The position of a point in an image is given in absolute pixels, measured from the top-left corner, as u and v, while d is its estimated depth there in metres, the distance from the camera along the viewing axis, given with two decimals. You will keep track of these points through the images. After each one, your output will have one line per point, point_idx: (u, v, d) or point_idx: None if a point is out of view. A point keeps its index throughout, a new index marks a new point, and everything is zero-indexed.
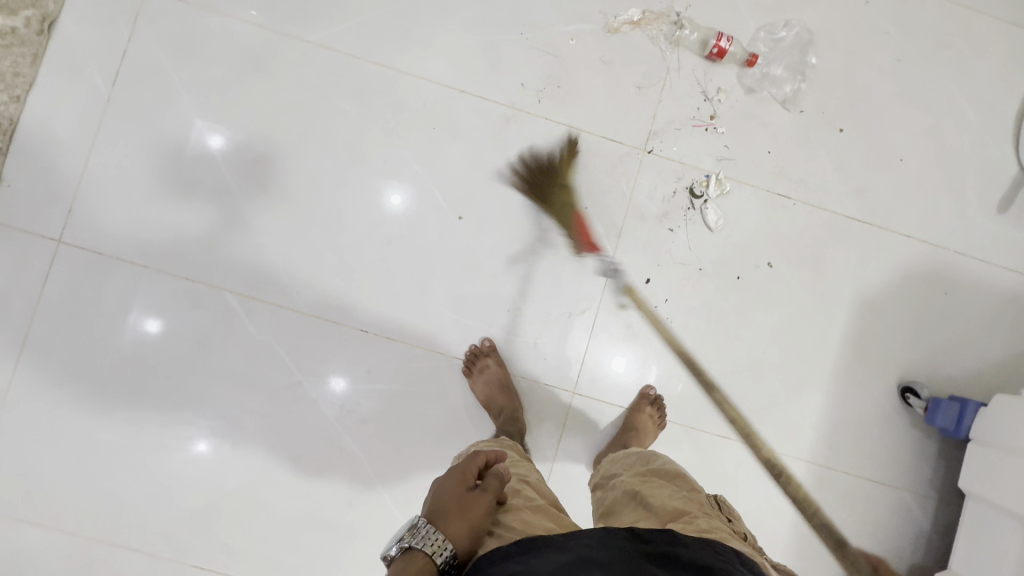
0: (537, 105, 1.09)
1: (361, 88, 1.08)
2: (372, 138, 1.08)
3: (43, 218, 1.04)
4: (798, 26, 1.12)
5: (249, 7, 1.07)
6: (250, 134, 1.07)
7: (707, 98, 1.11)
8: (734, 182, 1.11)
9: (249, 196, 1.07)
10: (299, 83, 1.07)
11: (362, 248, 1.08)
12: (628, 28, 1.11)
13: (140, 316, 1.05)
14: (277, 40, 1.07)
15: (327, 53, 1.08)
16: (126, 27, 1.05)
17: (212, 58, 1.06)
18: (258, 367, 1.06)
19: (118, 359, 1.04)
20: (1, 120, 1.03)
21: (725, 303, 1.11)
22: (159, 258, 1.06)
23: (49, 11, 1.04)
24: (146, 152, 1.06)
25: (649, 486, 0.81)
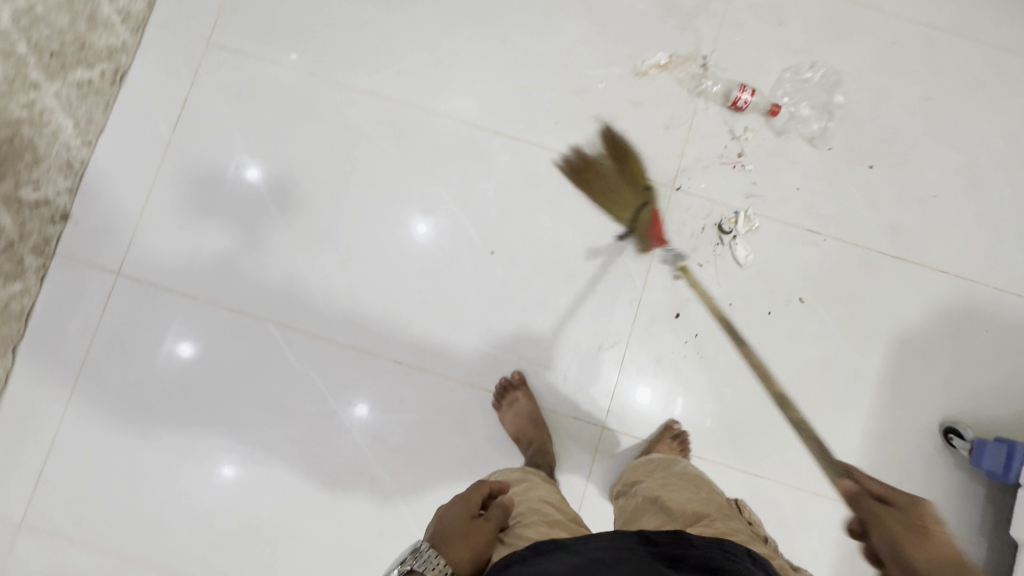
0: (567, 144, 1.14)
1: (401, 129, 1.14)
2: (410, 176, 1.13)
3: (105, 251, 1.11)
4: (825, 66, 1.14)
5: (289, 52, 1.15)
6: (296, 173, 1.14)
7: (735, 137, 1.14)
8: (763, 217, 1.12)
9: (285, 228, 1.13)
10: (342, 126, 1.14)
11: (397, 281, 1.12)
12: (656, 71, 1.15)
13: (177, 340, 1.10)
14: (324, 86, 1.15)
15: (369, 98, 1.15)
16: (189, 76, 1.15)
17: (264, 103, 1.15)
18: (291, 396, 1.09)
19: (157, 382, 1.09)
20: (73, 161, 1.12)
21: (757, 337, 1.10)
22: (198, 287, 1.12)
23: (122, 64, 1.14)
24: (192, 188, 1.13)
25: (669, 492, 0.83)
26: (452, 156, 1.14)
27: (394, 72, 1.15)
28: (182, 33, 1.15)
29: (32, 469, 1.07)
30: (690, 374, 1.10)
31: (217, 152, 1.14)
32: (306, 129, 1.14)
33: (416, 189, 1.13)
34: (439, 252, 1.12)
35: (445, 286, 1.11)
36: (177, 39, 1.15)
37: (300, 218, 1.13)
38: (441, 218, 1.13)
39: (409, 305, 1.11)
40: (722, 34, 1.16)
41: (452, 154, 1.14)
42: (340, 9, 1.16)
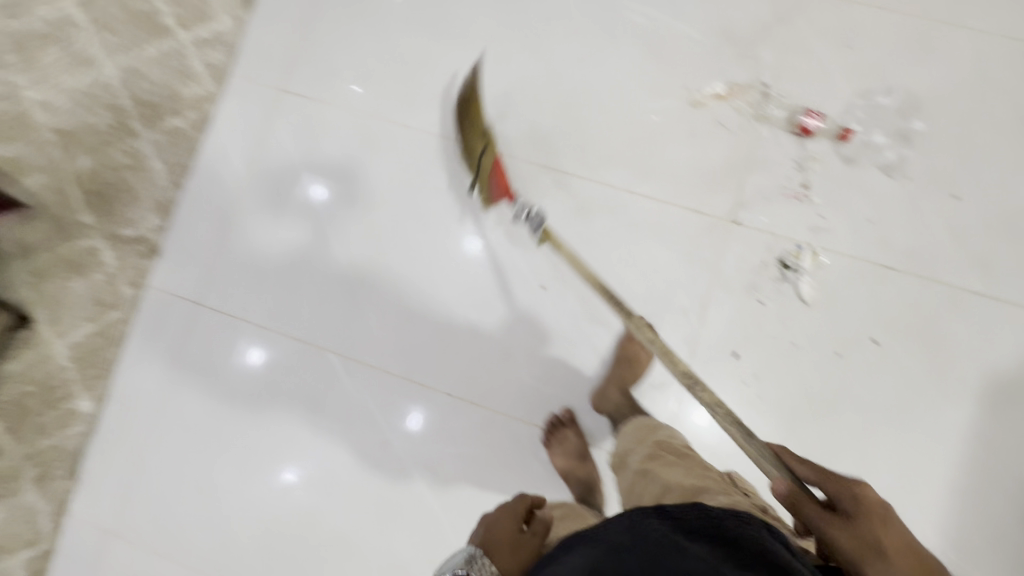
0: (620, 178, 1.13)
1: (456, 168, 1.19)
2: (464, 212, 1.17)
3: (190, 284, 1.22)
4: (901, 90, 1.07)
5: (354, 84, 1.23)
6: (358, 209, 1.20)
7: (799, 167, 1.08)
8: (830, 253, 1.06)
9: (346, 254, 1.19)
10: (401, 165, 1.20)
11: (451, 314, 1.15)
12: (713, 101, 1.12)
13: (250, 344, 1.19)
14: (384, 128, 1.21)
15: (427, 137, 1.20)
16: (264, 122, 1.24)
17: (330, 144, 1.22)
18: (348, 415, 1.14)
19: (230, 387, 1.18)
20: (165, 202, 1.23)
21: (823, 380, 1.04)
22: (269, 301, 1.20)
23: (207, 112, 1.25)
24: (265, 210, 1.22)
25: (665, 463, 0.85)
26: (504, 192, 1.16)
27: (450, 112, 1.20)
28: (260, 82, 1.25)
29: (125, 482, 1.18)
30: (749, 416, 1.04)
31: (286, 182, 1.22)
32: (369, 166, 1.21)
33: (470, 225, 1.17)
34: (492, 286, 1.14)
35: (497, 319, 1.14)
36: (256, 88, 1.25)
37: (361, 246, 1.19)
38: (494, 253, 1.15)
39: (461, 338, 1.14)
40: (785, 60, 1.11)
41: (504, 189, 1.16)
42: (400, 52, 1.22)
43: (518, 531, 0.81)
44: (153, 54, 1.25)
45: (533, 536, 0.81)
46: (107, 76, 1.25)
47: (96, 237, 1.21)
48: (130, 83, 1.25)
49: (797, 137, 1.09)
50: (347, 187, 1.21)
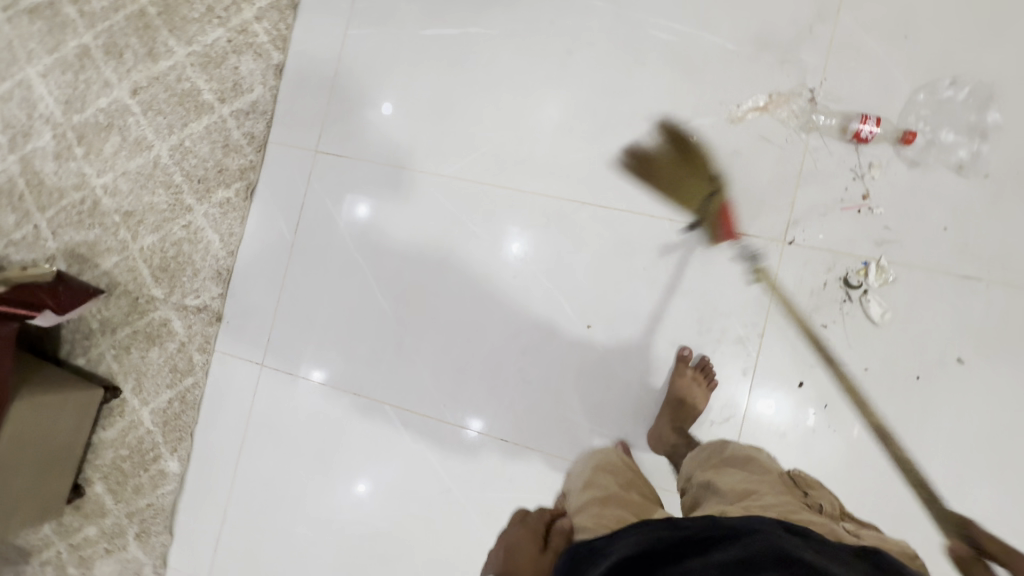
0: (660, 207, 1.08)
1: (492, 211, 1.17)
2: (503, 256, 1.16)
3: (251, 347, 1.28)
4: (971, 79, 0.96)
5: (384, 103, 1.24)
6: (400, 263, 1.22)
7: (858, 175, 1.00)
8: (900, 267, 0.97)
9: (397, 291, 1.22)
10: (437, 215, 1.20)
11: (500, 360, 1.15)
12: (754, 114, 1.05)
13: (315, 365, 1.25)
14: (417, 178, 1.22)
15: (460, 182, 1.19)
16: (304, 184, 1.28)
17: (368, 201, 1.24)
18: (406, 439, 1.19)
19: (298, 410, 1.25)
20: (222, 271, 1.29)
21: (902, 404, 0.97)
22: (328, 330, 1.25)
23: (251, 180, 1.29)
24: (318, 245, 1.26)
25: (719, 475, 0.89)
26: (541, 231, 1.14)
27: (480, 153, 1.18)
28: (294, 143, 1.29)
29: (214, 535, 1.27)
30: (820, 447, 0.99)
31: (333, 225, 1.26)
32: (406, 218, 1.22)
33: (511, 268, 1.15)
34: (538, 329, 1.13)
35: (546, 362, 1.13)
36: (291, 150, 1.29)
37: (410, 285, 1.21)
38: (537, 296, 1.14)
39: (513, 381, 1.14)
40: (833, 61, 1.02)
41: (541, 228, 1.14)
42: (426, 100, 1.22)
43: (539, 553, 0.85)
44: (198, 130, 1.32)
45: (552, 552, 0.83)
46: (160, 156, 1.34)
47: (166, 308, 1.30)
48: (181, 161, 1.32)
49: (852, 144, 1.01)
50: (393, 228, 1.23)
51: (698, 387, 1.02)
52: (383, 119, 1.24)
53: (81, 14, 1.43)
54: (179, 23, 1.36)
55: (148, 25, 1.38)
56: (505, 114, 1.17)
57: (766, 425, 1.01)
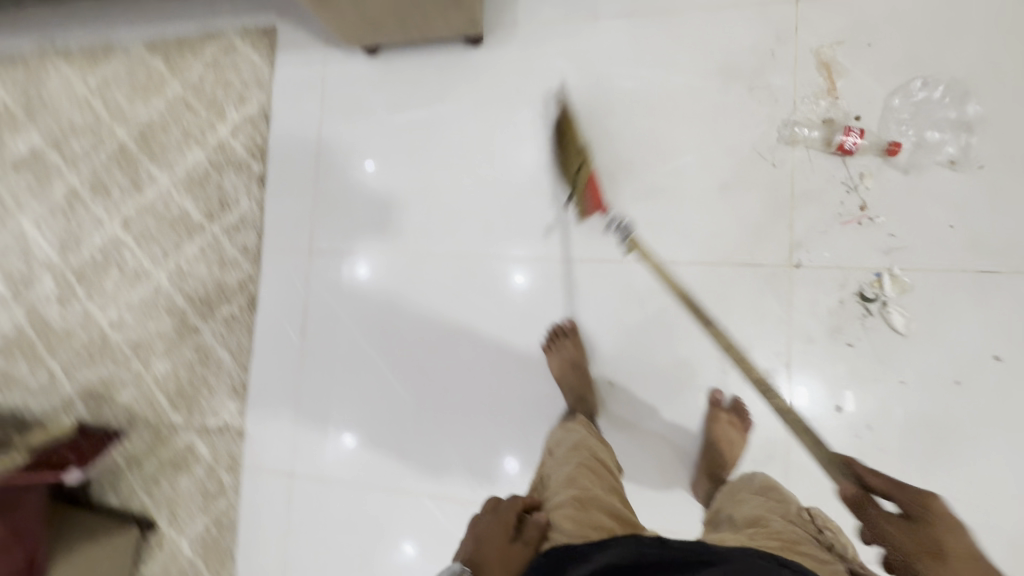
0: (660, 252, 1.06)
1: (492, 282, 1.14)
2: (512, 327, 1.14)
3: (277, 459, 1.26)
4: (947, 75, 0.95)
5: (366, 161, 1.24)
6: (408, 350, 1.19)
7: (851, 187, 0.99)
8: (915, 273, 0.95)
9: (415, 363, 1.19)
10: (435, 295, 1.18)
11: (528, 432, 1.13)
12: (734, 145, 1.05)
13: (344, 430, 1.23)
14: (411, 262, 1.20)
15: (456, 259, 1.17)
16: (301, 286, 1.27)
17: (365, 293, 1.22)
18: (449, 527, 1.16)
19: (331, 479, 1.23)
20: (238, 386, 1.29)
21: (947, 412, 0.94)
22: (351, 401, 1.23)
23: (252, 291, 1.30)
24: (330, 321, 1.25)
25: (739, 501, 0.90)
26: (546, 294, 1.12)
27: (471, 226, 1.16)
28: (286, 248, 1.29)
29: None
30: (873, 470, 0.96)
31: (340, 307, 1.24)
32: (410, 298, 1.19)
33: (523, 337, 1.13)
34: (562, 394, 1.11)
35: None
36: (284, 255, 1.29)
37: (426, 354, 1.18)
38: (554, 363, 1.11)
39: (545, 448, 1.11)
40: (803, 80, 1.02)
41: (545, 292, 1.12)
42: (406, 184, 1.21)
43: (507, 544, 0.80)
44: (193, 251, 1.34)
45: (528, 544, 0.81)
46: (161, 282, 1.35)
47: (189, 433, 1.30)
48: (181, 284, 1.34)
49: (840, 158, 0.99)
50: (401, 303, 1.20)
51: (738, 434, 1.01)
52: (370, 208, 1.23)
53: (63, 158, 1.46)
54: (158, 151, 1.39)
55: (129, 158, 1.41)
56: (488, 183, 1.16)
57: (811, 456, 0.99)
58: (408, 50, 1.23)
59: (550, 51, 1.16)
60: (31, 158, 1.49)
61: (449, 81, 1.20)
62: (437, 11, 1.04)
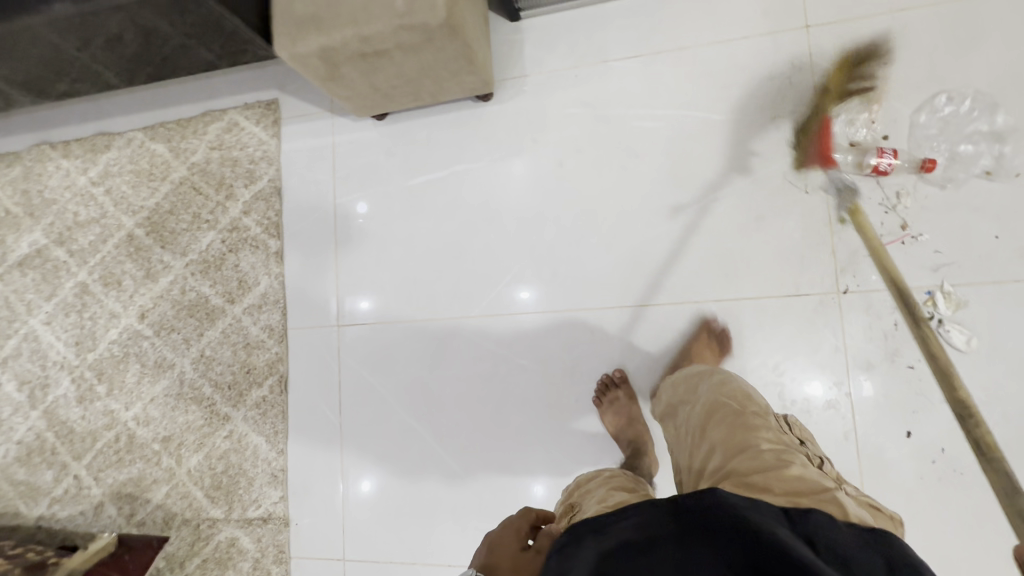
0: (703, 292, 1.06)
1: (533, 336, 1.14)
2: (558, 381, 1.12)
3: (327, 546, 1.21)
4: (970, 87, 0.95)
5: (359, 209, 1.25)
6: (455, 414, 1.17)
7: (888, 208, 0.98)
8: (967, 288, 0.94)
9: (448, 414, 1.17)
10: (475, 354, 1.17)
11: None
12: (764, 176, 1.04)
13: (361, 475, 1.21)
14: (447, 324, 1.19)
15: (490, 316, 1.16)
16: (334, 361, 1.24)
17: (403, 361, 1.20)
18: None
19: (351, 535, 1.20)
20: (277, 473, 1.24)
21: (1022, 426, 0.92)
22: (377, 449, 1.21)
23: (281, 371, 1.26)
24: (352, 373, 1.23)
25: (714, 425, 0.77)
26: (589, 345, 1.11)
27: (502, 282, 1.16)
28: (315, 322, 1.26)
29: None
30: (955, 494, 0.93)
31: (366, 364, 1.22)
32: (440, 351, 1.19)
33: (571, 391, 1.11)
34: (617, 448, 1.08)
35: None
36: (313, 331, 1.26)
37: (460, 404, 1.17)
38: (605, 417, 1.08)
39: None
40: (825, 105, 1.02)
41: (587, 342, 1.11)
42: (433, 246, 1.21)
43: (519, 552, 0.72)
44: (215, 336, 1.30)
45: (540, 552, 0.72)
46: (184, 371, 1.31)
47: (231, 527, 1.24)
48: (206, 371, 1.29)
49: (875, 179, 0.99)
50: (432, 358, 1.19)
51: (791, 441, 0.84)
52: (395, 268, 1.23)
53: (69, 254, 1.43)
54: (167, 236, 1.35)
55: (138, 246, 1.37)
56: (516, 237, 1.16)
57: (890, 486, 0.95)
58: (417, 113, 1.23)
59: (562, 100, 1.15)
60: (36, 258, 1.45)
61: (467, 139, 1.20)
62: (452, 75, 1.03)
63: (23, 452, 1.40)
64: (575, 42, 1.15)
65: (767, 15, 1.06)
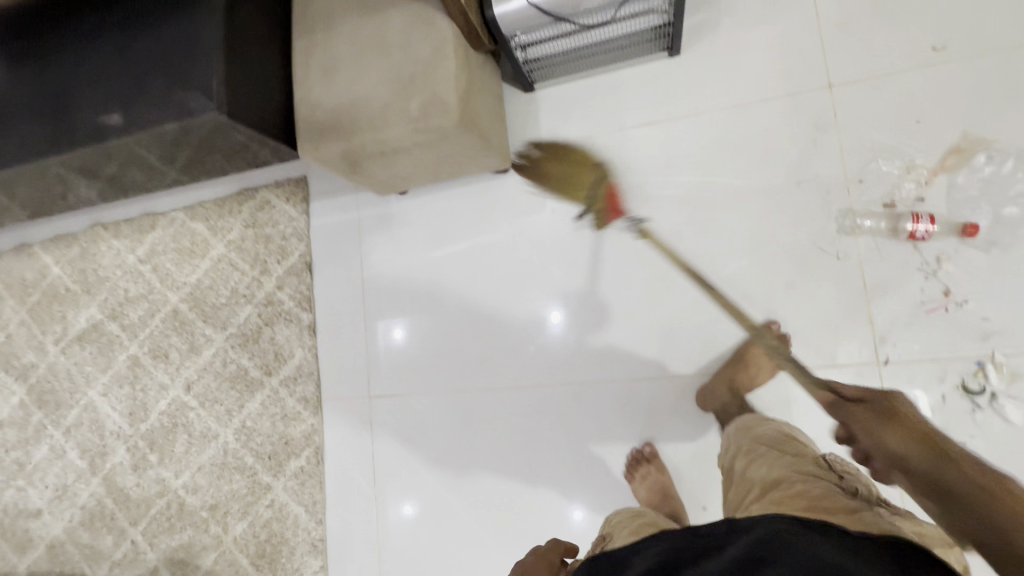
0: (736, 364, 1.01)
1: (564, 382, 1.14)
2: (587, 461, 1.11)
3: None
4: (1008, 149, 0.92)
5: (387, 257, 1.29)
6: (488, 463, 1.18)
7: (928, 273, 0.94)
8: (1020, 359, 0.89)
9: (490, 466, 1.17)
10: (507, 402, 1.17)
11: None
12: (792, 241, 1.01)
13: (402, 502, 1.23)
14: (475, 386, 1.20)
15: (530, 375, 1.16)
16: (367, 431, 1.27)
17: (433, 423, 1.22)
18: None
19: None
20: (317, 542, 1.27)
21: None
22: (416, 488, 1.22)
23: (318, 442, 1.30)
24: (398, 420, 1.25)
25: (751, 462, 0.85)
26: (618, 423, 1.10)
27: (540, 343, 1.16)
28: (349, 394, 1.29)
29: None
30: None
31: (411, 413, 1.24)
32: (481, 405, 1.19)
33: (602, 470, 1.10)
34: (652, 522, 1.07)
35: None
36: (346, 402, 1.29)
37: (502, 454, 1.17)
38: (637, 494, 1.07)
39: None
40: (854, 168, 0.99)
41: (615, 420, 1.10)
42: (458, 312, 1.22)
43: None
44: (255, 408, 1.35)
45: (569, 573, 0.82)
46: (228, 442, 1.37)
47: None
48: (248, 442, 1.35)
49: (913, 245, 0.94)
50: (475, 409, 1.19)
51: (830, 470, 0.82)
52: (435, 323, 1.24)
53: (122, 329, 1.52)
54: (209, 311, 1.42)
55: (183, 321, 1.45)
56: (545, 289, 1.16)
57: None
58: (436, 187, 1.25)
59: (579, 174, 1.16)
60: (93, 332, 1.55)
61: (497, 201, 1.21)
62: (469, 158, 1.02)
63: (85, 517, 1.49)
64: (592, 112, 1.16)
65: (788, 78, 1.04)
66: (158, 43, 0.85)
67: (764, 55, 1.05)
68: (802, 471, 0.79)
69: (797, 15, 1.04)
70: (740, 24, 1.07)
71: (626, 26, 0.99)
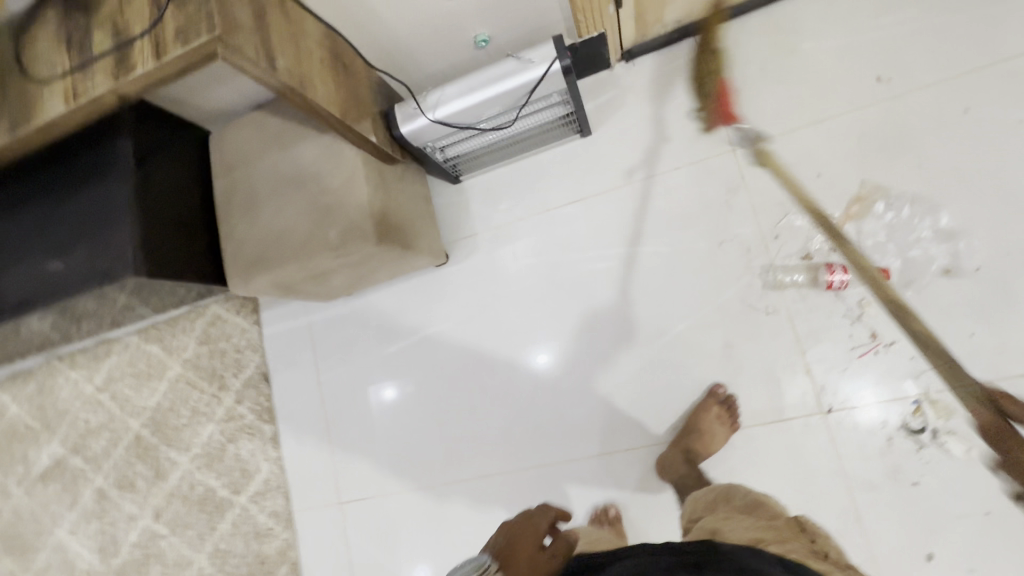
0: (688, 432, 1.01)
1: (558, 415, 1.12)
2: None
3: None
4: (902, 190, 0.97)
5: (364, 313, 1.28)
6: (495, 507, 1.14)
7: (853, 319, 0.97)
8: (951, 392, 0.91)
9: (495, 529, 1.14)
10: (505, 442, 1.15)
11: None
12: (722, 301, 1.04)
13: (416, 564, 1.18)
14: (446, 465, 1.19)
15: (518, 441, 1.15)
16: (341, 537, 1.25)
17: (410, 512, 1.20)
18: None
19: None
20: None
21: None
22: (426, 542, 1.18)
23: (294, 556, 1.27)
24: (399, 488, 1.22)
25: (727, 524, 0.93)
26: (587, 504, 1.08)
27: (522, 409, 1.15)
28: (320, 502, 1.27)
29: None
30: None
31: (408, 485, 1.21)
32: (475, 472, 1.17)
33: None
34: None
35: None
36: (317, 510, 1.27)
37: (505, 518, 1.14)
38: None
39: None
40: (768, 225, 1.03)
41: (585, 500, 1.09)
42: (420, 398, 1.22)
43: (536, 551, 0.98)
44: (227, 529, 1.32)
45: (554, 555, 0.96)
46: (203, 568, 1.33)
47: None
48: (223, 565, 1.31)
49: (836, 293, 0.98)
50: (471, 476, 1.17)
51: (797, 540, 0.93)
52: (419, 394, 1.22)
53: (86, 462, 1.49)
54: (172, 434, 1.41)
55: (147, 447, 1.43)
56: (529, 322, 1.16)
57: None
58: (380, 288, 1.28)
59: (515, 258, 1.19)
60: (55, 469, 1.51)
61: (460, 269, 1.22)
62: (401, 264, 1.05)
63: None
64: (519, 196, 1.20)
65: (694, 144, 1.09)
66: (74, 213, 0.86)
67: (668, 124, 1.11)
68: (775, 535, 0.91)
69: (693, 86, 1.10)
70: (642, 98, 1.12)
71: (534, 121, 1.05)
